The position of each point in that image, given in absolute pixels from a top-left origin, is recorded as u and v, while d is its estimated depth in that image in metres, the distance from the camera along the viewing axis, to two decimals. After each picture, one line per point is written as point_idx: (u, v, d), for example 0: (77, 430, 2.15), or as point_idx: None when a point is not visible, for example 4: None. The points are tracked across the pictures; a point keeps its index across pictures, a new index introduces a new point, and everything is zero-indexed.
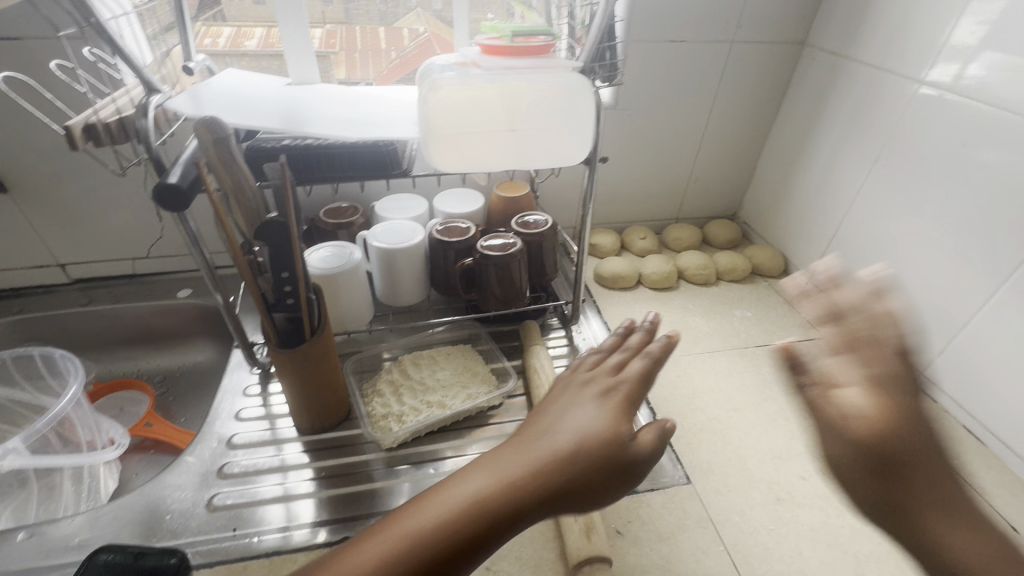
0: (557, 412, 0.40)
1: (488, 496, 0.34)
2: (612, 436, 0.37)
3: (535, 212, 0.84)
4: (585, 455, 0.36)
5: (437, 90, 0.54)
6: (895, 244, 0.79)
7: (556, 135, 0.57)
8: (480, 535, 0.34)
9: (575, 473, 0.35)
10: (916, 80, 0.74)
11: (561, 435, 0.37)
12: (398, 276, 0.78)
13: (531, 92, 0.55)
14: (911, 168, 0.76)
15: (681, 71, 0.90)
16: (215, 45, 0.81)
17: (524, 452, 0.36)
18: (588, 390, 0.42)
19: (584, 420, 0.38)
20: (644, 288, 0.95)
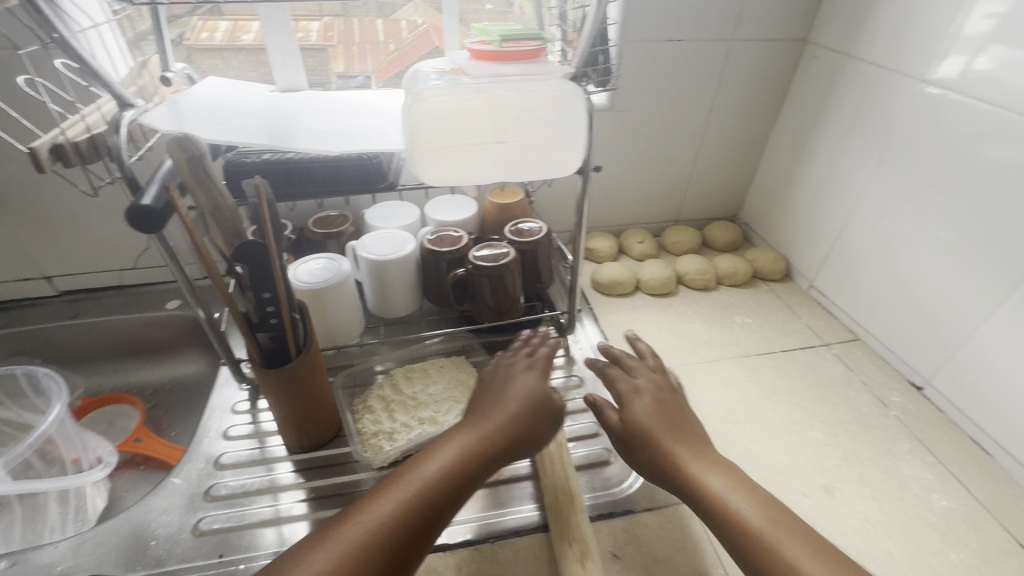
0: (497, 392, 0.58)
1: (471, 437, 0.52)
2: (543, 393, 0.58)
3: (529, 219, 0.82)
4: (525, 408, 0.56)
5: (421, 101, 0.51)
6: (899, 249, 0.77)
7: (548, 146, 0.55)
8: (476, 466, 0.50)
9: (526, 422, 0.55)
10: (921, 79, 0.72)
11: (505, 404, 0.56)
12: (389, 288, 0.76)
13: (521, 102, 0.52)
14: (916, 171, 0.74)
15: (679, 71, 0.88)
16: (212, 40, 0.79)
17: (487, 415, 0.54)
18: (523, 367, 0.61)
19: (523, 388, 0.58)
20: (642, 294, 0.93)
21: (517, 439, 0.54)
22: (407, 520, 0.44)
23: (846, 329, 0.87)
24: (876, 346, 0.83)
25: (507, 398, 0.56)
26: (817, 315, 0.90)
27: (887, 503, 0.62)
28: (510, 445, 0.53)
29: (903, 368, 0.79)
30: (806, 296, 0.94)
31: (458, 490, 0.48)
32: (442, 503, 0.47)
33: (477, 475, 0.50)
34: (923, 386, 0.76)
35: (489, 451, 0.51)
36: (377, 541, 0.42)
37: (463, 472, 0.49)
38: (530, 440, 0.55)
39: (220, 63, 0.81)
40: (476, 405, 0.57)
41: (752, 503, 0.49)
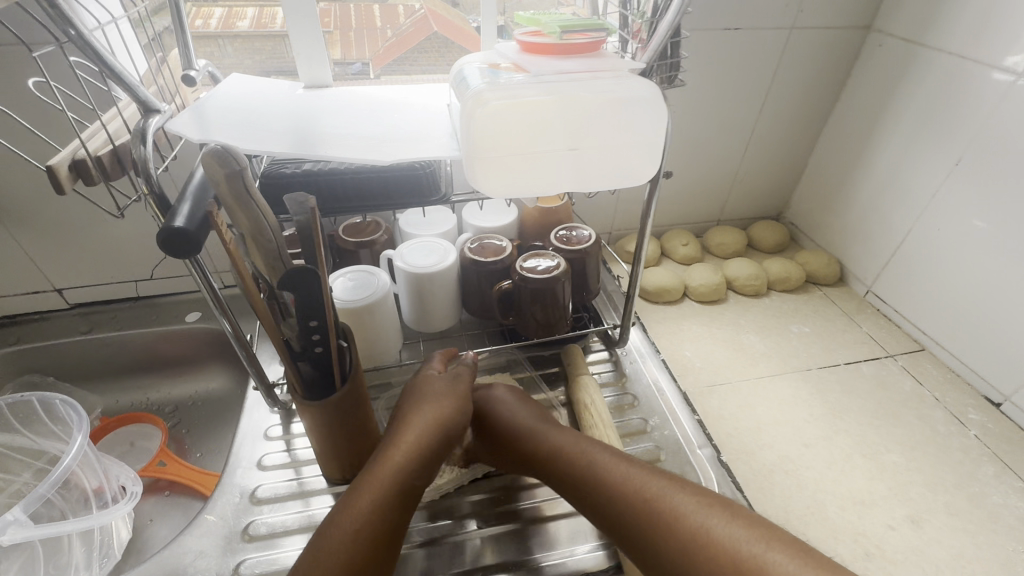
0: (429, 394, 0.55)
1: (421, 445, 0.49)
2: (450, 390, 0.56)
3: (575, 224, 0.76)
4: (454, 403, 0.54)
5: (483, 104, 0.46)
6: (976, 256, 0.71)
7: (623, 154, 0.49)
8: (422, 470, 0.49)
9: (457, 420, 0.53)
10: (1009, 71, 0.65)
11: (437, 404, 0.53)
12: (429, 301, 0.71)
13: (595, 104, 0.47)
14: (1001, 171, 0.68)
15: (731, 63, 0.81)
16: (207, 25, 0.72)
17: (424, 412, 0.52)
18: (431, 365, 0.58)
19: (435, 385, 0.56)
20: (689, 301, 0.88)
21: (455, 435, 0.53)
22: (372, 535, 0.44)
23: (910, 339, 0.82)
24: (945, 358, 0.77)
25: (441, 399, 0.54)
26: (876, 323, 0.85)
27: (980, 535, 0.57)
28: (450, 443, 0.52)
29: (977, 383, 0.74)
30: (862, 302, 0.89)
31: (409, 497, 0.47)
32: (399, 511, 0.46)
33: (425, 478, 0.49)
34: (1001, 402, 0.71)
35: (433, 454, 0.50)
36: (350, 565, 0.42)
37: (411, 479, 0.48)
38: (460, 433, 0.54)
39: (215, 50, 0.74)
40: (403, 406, 0.54)
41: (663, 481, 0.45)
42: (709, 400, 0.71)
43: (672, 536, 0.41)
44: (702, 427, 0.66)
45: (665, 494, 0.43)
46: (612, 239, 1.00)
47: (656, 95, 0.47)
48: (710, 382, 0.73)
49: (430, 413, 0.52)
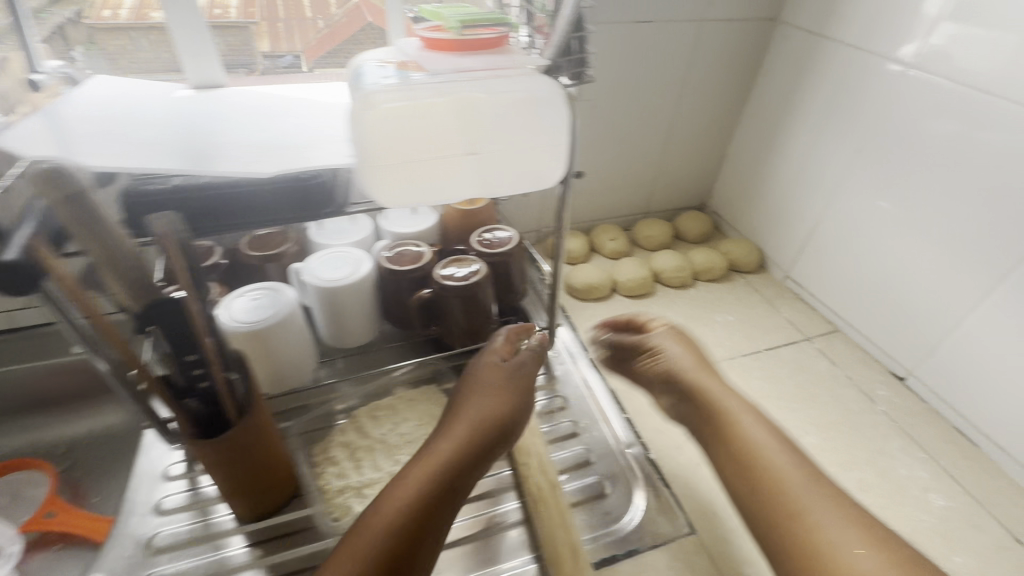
0: (472, 393, 0.58)
1: (454, 441, 0.52)
2: (524, 380, 0.60)
3: (496, 226, 0.74)
4: (506, 395, 0.58)
5: (375, 109, 0.43)
6: (880, 239, 0.75)
7: (529, 157, 0.47)
8: (467, 463, 0.51)
9: (500, 411, 0.56)
10: (901, 61, 0.68)
11: (482, 402, 0.56)
12: (345, 315, 0.67)
13: (494, 106, 0.44)
14: (898, 158, 0.71)
15: (647, 55, 0.81)
16: (115, 17, 0.67)
17: (469, 413, 0.55)
18: (492, 353, 0.62)
19: (490, 379, 0.59)
20: (619, 296, 0.88)
21: (507, 426, 0.56)
22: (411, 524, 0.45)
23: (824, 321, 0.85)
24: (856, 337, 0.81)
25: (493, 393, 0.58)
26: (794, 307, 0.88)
27: (889, 509, 0.60)
28: (502, 433, 0.55)
29: (885, 359, 0.78)
30: (781, 287, 0.92)
31: (450, 489, 0.49)
32: (439, 502, 0.48)
33: (470, 471, 0.52)
34: (906, 377, 0.75)
35: (473, 447, 0.52)
36: (382, 556, 0.43)
37: (452, 471, 0.50)
38: (519, 420, 0.58)
39: (128, 45, 0.68)
40: (457, 406, 0.58)
41: (786, 450, 0.50)
42: (638, 396, 0.71)
43: (759, 491, 0.48)
44: (631, 425, 0.66)
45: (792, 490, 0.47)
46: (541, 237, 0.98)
47: (556, 93, 0.46)
48: (638, 378, 0.73)
49: (482, 407, 0.56)
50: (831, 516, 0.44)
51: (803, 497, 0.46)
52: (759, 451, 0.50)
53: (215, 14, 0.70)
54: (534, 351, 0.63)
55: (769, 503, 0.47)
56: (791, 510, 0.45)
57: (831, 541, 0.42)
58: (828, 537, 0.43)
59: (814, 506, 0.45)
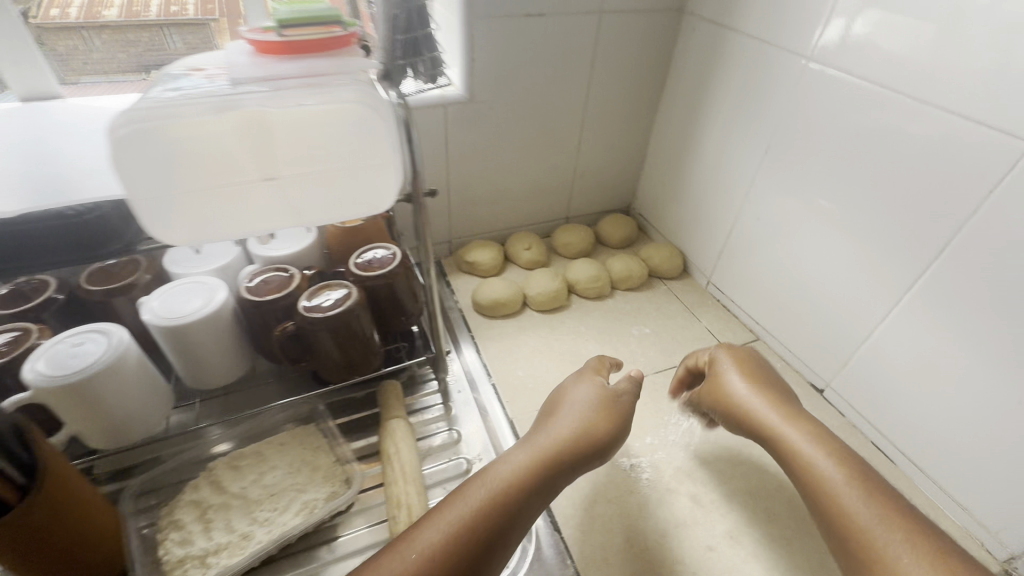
0: (566, 409, 0.57)
1: (530, 454, 0.51)
2: (628, 403, 0.58)
3: (378, 245, 0.67)
4: (611, 412, 0.57)
5: (136, 125, 0.34)
6: (792, 244, 0.70)
7: (346, 181, 0.41)
8: (556, 470, 0.51)
9: (602, 427, 0.55)
10: (802, 54, 0.64)
11: (576, 415, 0.56)
12: (199, 353, 0.59)
13: (292, 121, 0.37)
14: (805, 157, 0.66)
15: (544, 53, 0.75)
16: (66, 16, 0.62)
17: (562, 426, 0.55)
18: (589, 378, 0.61)
19: (589, 397, 0.58)
20: (531, 311, 0.82)
21: (605, 444, 0.55)
22: (466, 531, 0.45)
23: (745, 329, 0.81)
24: (776, 346, 0.77)
25: (599, 409, 0.56)
26: (716, 316, 0.83)
27: (796, 541, 0.56)
28: (599, 450, 0.54)
29: (803, 370, 0.74)
30: (704, 294, 0.87)
31: (523, 501, 0.48)
32: (508, 516, 0.47)
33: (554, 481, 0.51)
34: (823, 389, 0.71)
35: (568, 454, 0.52)
36: (451, 557, 0.43)
37: (539, 479, 0.50)
38: (614, 442, 0.55)
39: (80, 45, 0.65)
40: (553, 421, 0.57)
41: (830, 450, 0.48)
42: None
43: (822, 503, 0.45)
44: None
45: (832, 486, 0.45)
46: (454, 247, 0.92)
47: (364, 109, 0.39)
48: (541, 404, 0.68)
49: (571, 422, 0.55)
50: (904, 548, 0.40)
51: (864, 519, 0.42)
52: (825, 484, 0.46)
53: (52, 16, 0.62)
54: (632, 380, 0.60)
55: (831, 520, 0.44)
56: (854, 534, 0.42)
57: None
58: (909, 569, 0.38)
59: (883, 535, 0.41)
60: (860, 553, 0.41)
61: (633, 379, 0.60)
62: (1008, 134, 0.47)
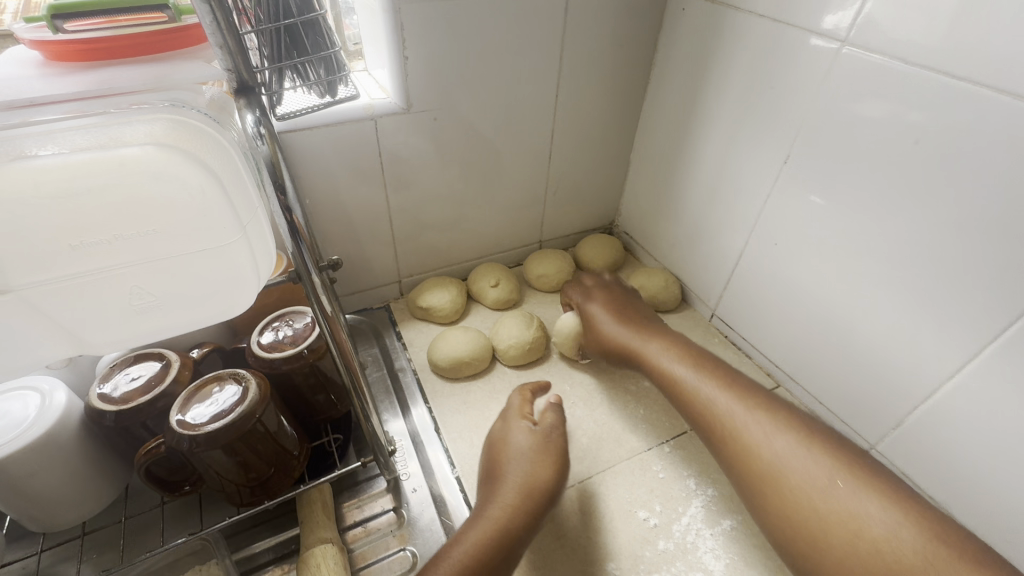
0: (504, 459, 0.49)
1: (485, 526, 0.42)
2: (562, 439, 0.50)
3: (292, 311, 0.50)
4: (554, 456, 0.49)
5: None
6: (821, 276, 0.56)
7: (188, 278, 0.29)
8: (514, 538, 0.42)
9: (546, 477, 0.46)
10: (830, 36, 0.49)
11: (517, 467, 0.47)
12: (31, 491, 0.42)
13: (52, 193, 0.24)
14: (836, 168, 0.52)
15: (496, 45, 0.59)
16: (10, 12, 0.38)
17: (505, 481, 0.46)
18: (517, 418, 0.53)
19: (524, 442, 0.50)
20: (502, 366, 0.67)
21: (554, 495, 0.46)
22: None
23: (762, 373, 0.67)
24: (801, 395, 0.63)
25: (540, 452, 0.48)
26: (725, 356, 0.69)
27: None
28: (551, 503, 0.46)
29: (839, 426, 0.60)
30: (707, 328, 0.73)
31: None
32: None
33: (516, 551, 0.42)
34: (867, 451, 0.58)
35: (524, 519, 0.43)
36: None
37: (498, 546, 0.41)
38: (562, 493, 0.47)
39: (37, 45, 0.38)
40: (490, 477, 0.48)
41: (723, 387, 0.48)
42: None
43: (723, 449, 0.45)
44: None
45: (730, 420, 0.45)
46: (407, 287, 0.76)
47: (208, 184, 0.27)
48: None
49: (523, 467, 0.47)
50: (877, 508, 0.37)
51: (762, 441, 0.43)
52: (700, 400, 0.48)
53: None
54: (558, 411, 0.53)
55: (741, 468, 0.43)
56: (774, 492, 0.41)
57: (803, 484, 0.40)
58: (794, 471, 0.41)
59: (773, 446, 0.42)
60: (779, 515, 0.40)
61: (554, 407, 0.53)
62: None
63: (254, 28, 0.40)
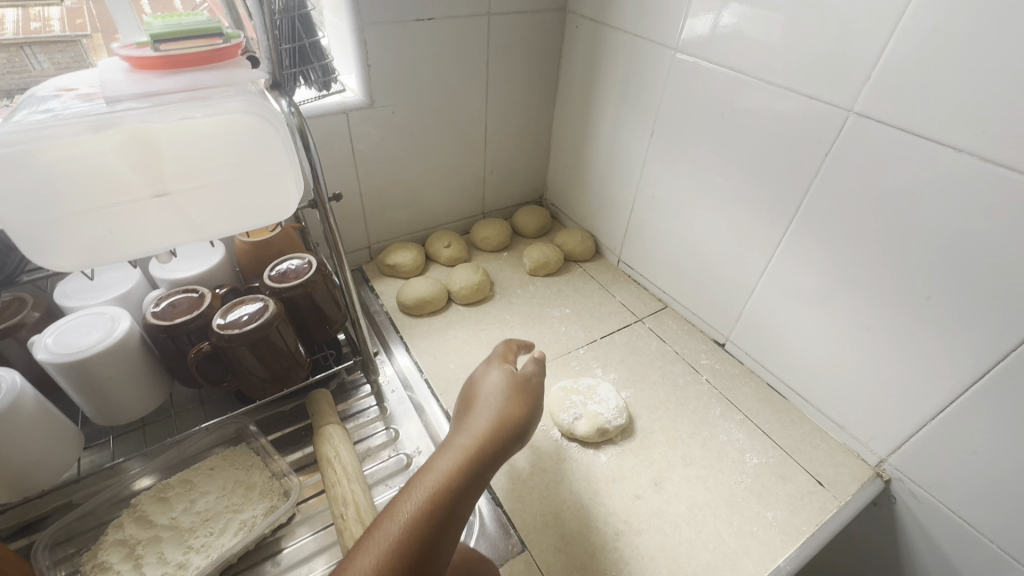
0: (481, 397, 0.55)
1: (459, 452, 0.47)
2: (539, 385, 0.57)
3: (294, 256, 0.67)
4: (526, 395, 0.55)
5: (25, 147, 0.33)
6: (683, 217, 0.78)
7: (249, 197, 0.42)
8: (486, 459, 0.48)
9: (515, 411, 0.53)
10: (670, 46, 0.70)
11: (491, 401, 0.53)
12: (104, 388, 0.56)
13: (176, 137, 0.37)
14: (683, 137, 0.74)
15: (438, 55, 0.77)
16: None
17: (481, 413, 0.52)
18: (496, 365, 0.59)
19: (499, 385, 0.56)
20: (456, 306, 0.85)
21: (525, 426, 0.53)
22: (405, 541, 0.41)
23: (654, 299, 0.88)
24: (681, 311, 0.84)
25: (515, 393, 0.54)
26: (628, 289, 0.90)
27: (710, 479, 0.62)
28: (521, 431, 0.52)
29: (705, 328, 0.81)
30: (616, 271, 0.94)
31: (459, 497, 0.45)
32: (447, 516, 0.43)
33: (486, 471, 0.48)
34: (724, 343, 0.79)
35: (495, 443, 0.49)
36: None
37: (470, 469, 0.47)
38: (531, 425, 0.53)
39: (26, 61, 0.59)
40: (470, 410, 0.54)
41: None
42: None
43: None
44: None
45: None
46: (374, 252, 0.93)
47: (267, 131, 0.40)
48: None
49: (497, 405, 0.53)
50: None
51: None
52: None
53: None
54: (534, 364, 0.59)
55: None
56: None
57: None
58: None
59: None
60: None
61: (536, 361, 0.59)
62: (834, 105, 0.55)
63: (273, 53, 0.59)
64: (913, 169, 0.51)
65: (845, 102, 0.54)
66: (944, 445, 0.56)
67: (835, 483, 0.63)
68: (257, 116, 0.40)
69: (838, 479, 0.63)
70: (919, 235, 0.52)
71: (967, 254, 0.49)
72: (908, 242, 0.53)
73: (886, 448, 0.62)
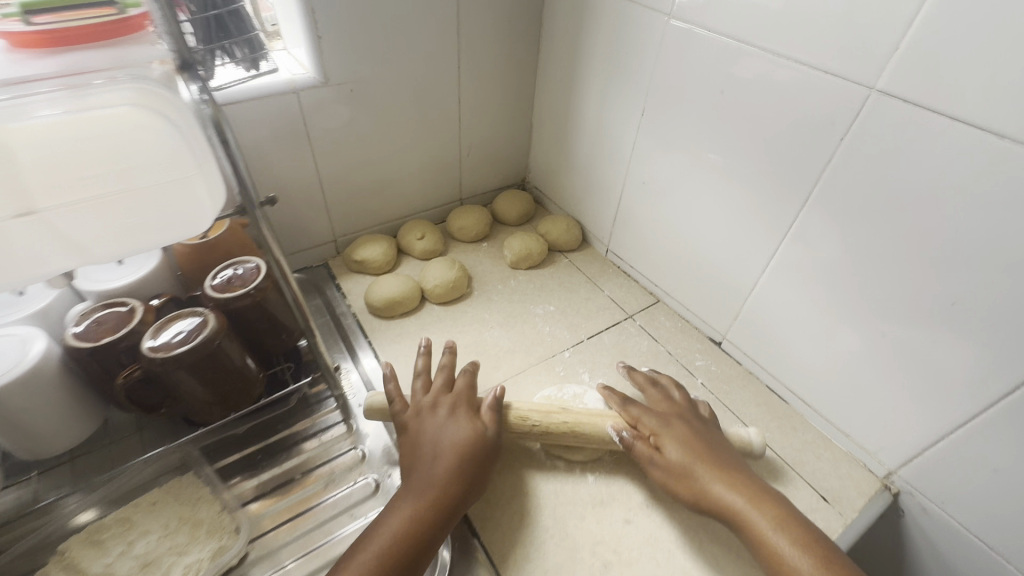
0: (435, 446, 0.52)
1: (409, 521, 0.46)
2: (496, 440, 0.55)
3: (241, 260, 0.59)
4: (483, 451, 0.53)
5: None
6: (677, 205, 0.71)
7: (147, 207, 0.34)
8: (434, 529, 0.47)
9: (469, 472, 0.51)
10: (664, 10, 0.62)
11: (444, 456, 0.51)
12: (19, 420, 0.49)
13: (37, 137, 0.29)
14: (677, 116, 0.66)
15: (400, 26, 0.68)
16: None
17: (435, 469, 0.50)
18: (451, 405, 0.56)
19: (456, 437, 0.52)
20: (430, 305, 0.78)
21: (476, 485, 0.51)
22: None
23: (646, 292, 0.82)
24: (674, 306, 0.78)
25: (472, 447, 0.52)
26: (617, 282, 0.83)
27: None
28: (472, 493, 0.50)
29: (701, 325, 0.75)
30: (604, 261, 0.87)
31: (405, 572, 0.44)
32: None
33: (433, 539, 0.47)
34: (721, 341, 0.73)
35: (445, 509, 0.48)
36: None
37: (418, 540, 0.46)
38: (482, 486, 0.52)
39: None
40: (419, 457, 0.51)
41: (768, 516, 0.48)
42: None
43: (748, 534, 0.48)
44: None
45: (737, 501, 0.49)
46: (341, 246, 0.85)
47: (160, 126, 0.33)
48: None
49: (452, 464, 0.50)
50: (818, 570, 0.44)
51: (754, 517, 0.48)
52: (766, 538, 0.47)
53: None
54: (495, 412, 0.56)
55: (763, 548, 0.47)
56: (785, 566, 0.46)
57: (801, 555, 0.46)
58: (797, 569, 0.45)
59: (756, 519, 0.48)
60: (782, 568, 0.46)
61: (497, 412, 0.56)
62: (853, 81, 0.47)
63: (190, 17, 0.54)
64: (945, 157, 0.44)
65: (866, 78, 0.47)
66: (962, 463, 0.51)
67: (841, 499, 0.58)
68: (144, 108, 0.32)
69: (843, 494, 0.58)
70: (948, 234, 0.45)
71: (1004, 259, 0.43)
72: (932, 241, 0.47)
73: (895, 460, 0.57)
